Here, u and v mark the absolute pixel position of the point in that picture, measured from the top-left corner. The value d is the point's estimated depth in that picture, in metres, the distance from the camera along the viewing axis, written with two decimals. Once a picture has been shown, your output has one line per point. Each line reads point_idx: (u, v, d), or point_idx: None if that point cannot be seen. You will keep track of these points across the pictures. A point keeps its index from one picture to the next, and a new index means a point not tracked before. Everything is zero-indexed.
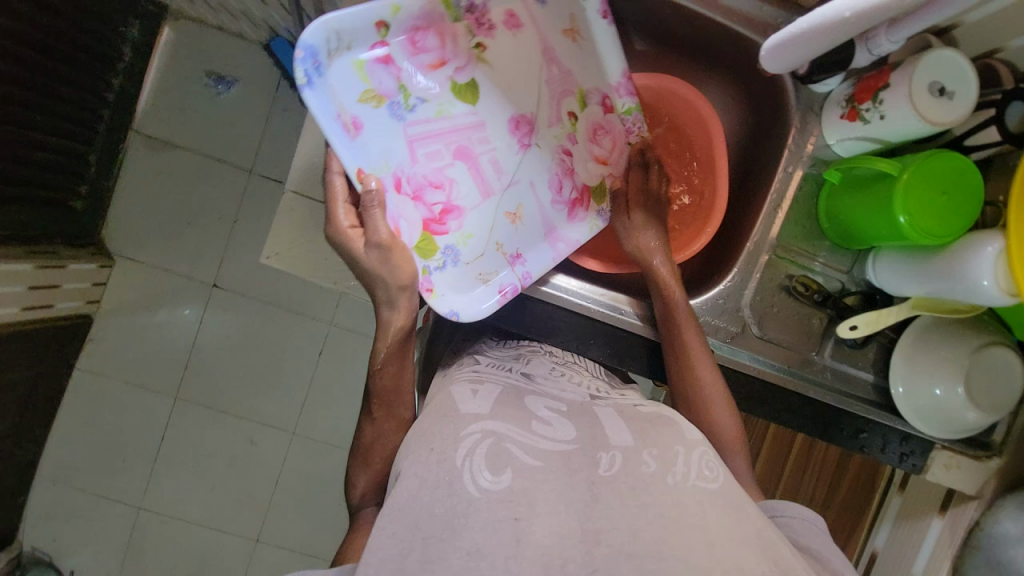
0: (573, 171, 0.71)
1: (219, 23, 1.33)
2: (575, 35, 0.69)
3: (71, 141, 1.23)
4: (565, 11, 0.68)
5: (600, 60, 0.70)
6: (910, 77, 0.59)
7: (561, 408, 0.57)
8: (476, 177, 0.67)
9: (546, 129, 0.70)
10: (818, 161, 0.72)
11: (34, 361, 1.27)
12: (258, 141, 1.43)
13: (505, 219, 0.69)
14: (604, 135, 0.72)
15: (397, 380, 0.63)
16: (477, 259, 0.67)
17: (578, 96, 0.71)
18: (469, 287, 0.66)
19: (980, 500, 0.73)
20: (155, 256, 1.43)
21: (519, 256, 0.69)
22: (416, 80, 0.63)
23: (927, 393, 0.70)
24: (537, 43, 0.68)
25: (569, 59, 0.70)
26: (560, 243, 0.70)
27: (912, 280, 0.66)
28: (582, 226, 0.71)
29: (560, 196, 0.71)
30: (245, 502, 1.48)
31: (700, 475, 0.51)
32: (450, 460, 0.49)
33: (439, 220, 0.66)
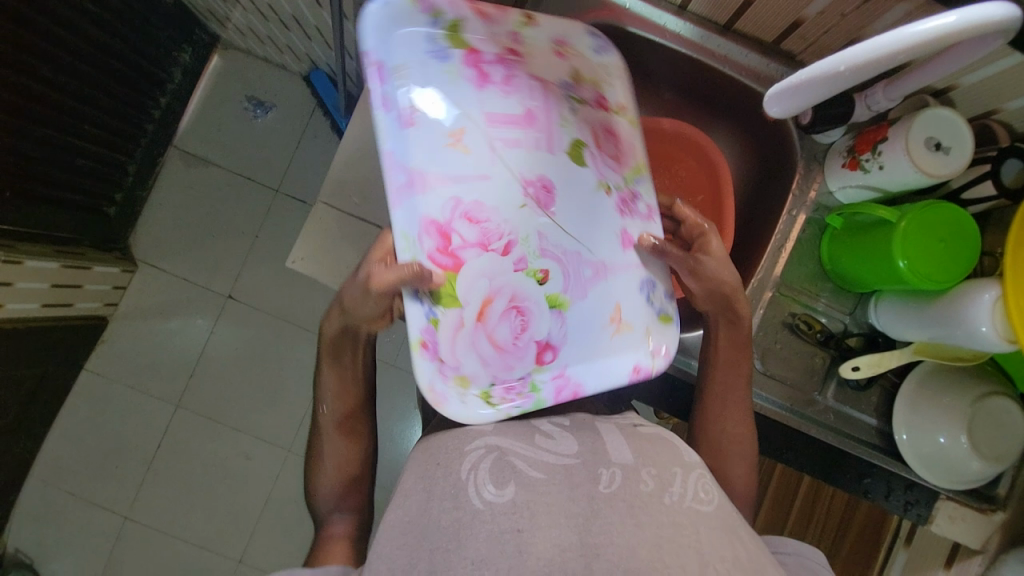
0: (467, 257, 0.56)
1: (264, 53, 1.44)
2: (614, 313, 0.62)
3: (113, 151, 1.31)
4: (636, 314, 0.63)
5: (602, 358, 0.61)
6: (907, 130, 0.63)
7: (564, 423, 0.59)
8: (494, 97, 0.59)
9: (539, 222, 0.59)
10: (821, 207, 0.76)
11: (46, 358, 1.29)
12: (288, 163, 1.51)
13: (449, 127, 0.56)
14: (502, 335, 0.57)
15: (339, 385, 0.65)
16: (442, 70, 0.57)
17: (556, 298, 0.59)
18: (418, 44, 0.56)
19: (984, 554, 0.73)
20: (177, 265, 1.49)
21: (410, 121, 0.54)
22: (592, 121, 0.64)
23: (931, 441, 0.70)
24: (607, 275, 0.62)
25: (590, 308, 0.60)
26: (407, 175, 0.53)
27: (914, 325, 0.67)
28: (413, 227, 0.53)
29: (463, 199, 0.56)
30: (233, 520, 1.45)
31: (694, 496, 0.52)
32: (455, 473, 0.51)
33: (471, 62, 0.59)
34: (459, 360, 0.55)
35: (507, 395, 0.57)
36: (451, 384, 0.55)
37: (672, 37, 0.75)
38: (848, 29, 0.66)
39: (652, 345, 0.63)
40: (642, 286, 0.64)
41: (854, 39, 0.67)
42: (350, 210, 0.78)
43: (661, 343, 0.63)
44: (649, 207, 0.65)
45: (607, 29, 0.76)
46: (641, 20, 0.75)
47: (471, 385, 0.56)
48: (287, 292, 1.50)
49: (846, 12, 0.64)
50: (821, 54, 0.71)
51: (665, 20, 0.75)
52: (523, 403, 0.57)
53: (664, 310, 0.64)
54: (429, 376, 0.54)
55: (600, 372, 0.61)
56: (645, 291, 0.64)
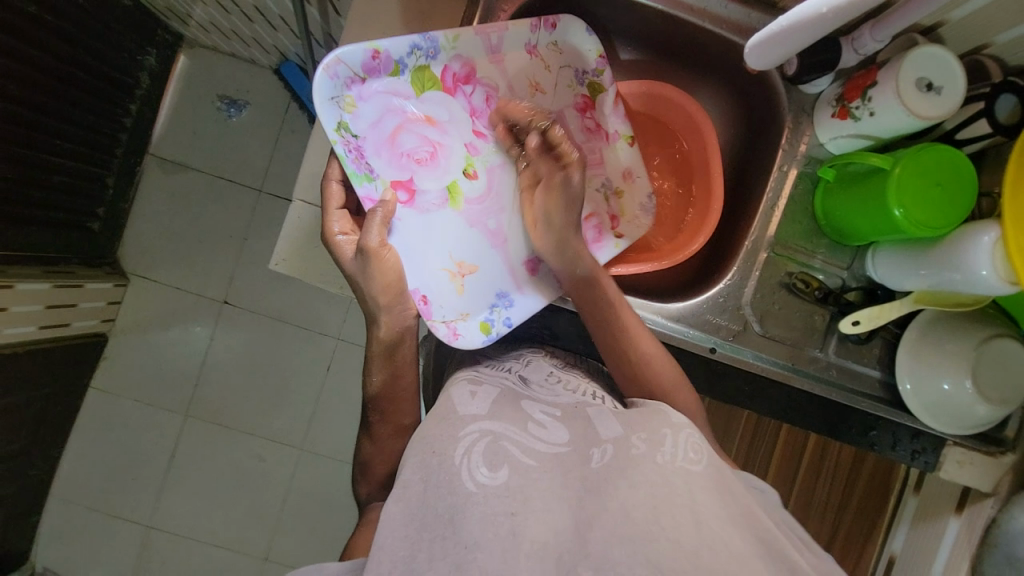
0: (456, 98, 0.70)
1: (231, 49, 1.39)
2: (469, 265, 0.72)
3: (88, 164, 1.28)
4: (476, 288, 0.72)
5: (433, 272, 0.70)
6: (897, 73, 0.60)
7: (556, 412, 0.57)
8: (574, 126, 0.75)
9: (504, 151, 0.72)
10: (812, 160, 0.73)
11: (48, 380, 1.29)
12: (268, 161, 1.47)
13: (535, 85, 0.73)
14: (402, 142, 0.67)
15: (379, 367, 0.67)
16: (572, 82, 0.74)
17: (450, 191, 0.71)
18: (583, 60, 0.73)
19: (995, 496, 0.72)
20: (168, 274, 1.47)
21: (531, 49, 0.71)
22: (590, 211, 0.75)
23: (935, 389, 0.69)
24: (490, 248, 0.72)
25: (456, 241, 0.71)
26: (496, 39, 0.69)
27: (913, 274, 0.66)
28: (466, 44, 0.67)
29: (502, 94, 0.71)
30: (254, 520, 1.47)
31: (686, 455, 0.51)
32: (449, 459, 0.50)
33: (584, 107, 0.75)
34: (366, 98, 0.65)
35: (357, 152, 0.65)
36: (348, 94, 0.64)
37: None
38: None
39: (463, 320, 0.71)
40: (497, 293, 0.72)
41: None
42: None
43: (466, 329, 0.70)
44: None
45: None
46: None
47: (351, 119, 0.65)
48: (281, 292, 1.48)
49: None
50: None
51: None
52: (353, 166, 0.65)
53: (491, 321, 0.71)
54: (358, 69, 0.64)
55: (413, 264, 0.69)
56: (494, 297, 0.72)
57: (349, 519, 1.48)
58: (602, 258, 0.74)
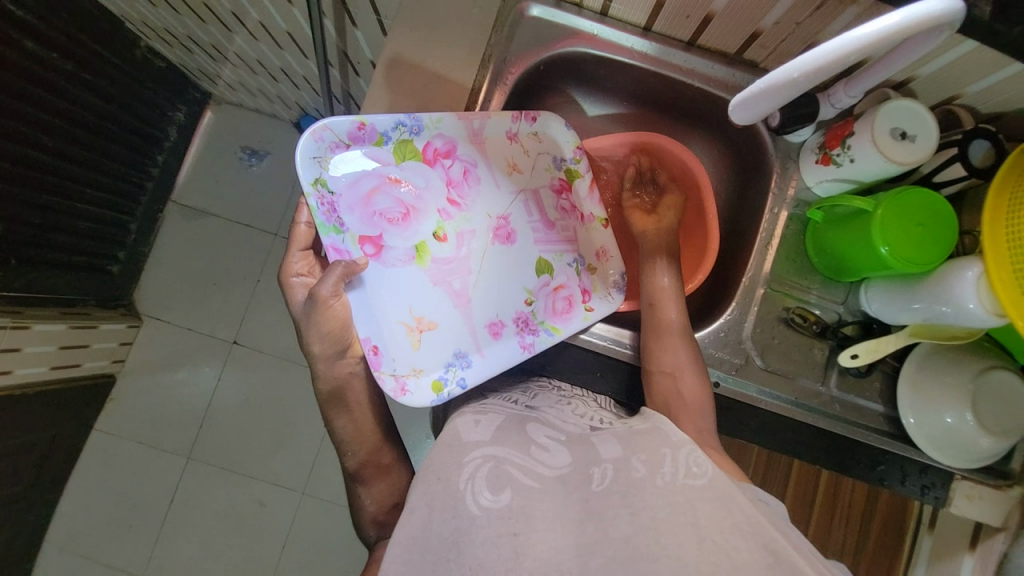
0: (435, 168, 0.72)
1: (255, 105, 1.50)
2: (428, 322, 0.70)
3: (113, 211, 1.35)
4: (435, 345, 0.70)
5: (389, 323, 0.69)
6: (871, 124, 0.66)
7: (561, 437, 0.59)
8: (548, 204, 0.79)
9: (476, 219, 0.74)
10: (800, 203, 0.78)
11: (54, 420, 1.30)
12: (284, 208, 1.55)
13: (513, 165, 0.77)
14: (376, 202, 0.69)
15: (358, 428, 0.71)
16: (549, 166, 0.79)
17: (420, 249, 0.71)
18: (561, 151, 0.79)
19: (1006, 531, 0.71)
20: (181, 316, 1.51)
21: (513, 135, 0.76)
22: (557, 283, 0.77)
23: (939, 422, 0.70)
24: (453, 308, 0.72)
25: (418, 296, 0.71)
26: (479, 123, 0.72)
27: (904, 309, 0.69)
28: (451, 124, 0.71)
29: (479, 167, 0.75)
30: (250, 570, 1.43)
31: (687, 472, 0.51)
32: (453, 484, 0.51)
33: (559, 187, 0.80)
34: (348, 163, 0.67)
35: (329, 205, 0.65)
36: (330, 155, 0.66)
37: (640, 57, 0.79)
38: (805, 34, 0.68)
39: (414, 376, 0.69)
40: (455, 353, 0.71)
41: (811, 44, 0.70)
42: None
43: (421, 386, 0.68)
44: (533, 346, 0.73)
45: (578, 55, 0.80)
46: (608, 44, 0.79)
47: (328, 177, 0.66)
48: (291, 333, 1.51)
49: (800, 20, 0.66)
50: (783, 59, 0.74)
51: (632, 42, 0.79)
52: (322, 218, 0.64)
53: (445, 380, 0.70)
54: (342, 134, 0.66)
55: (369, 312, 0.67)
56: (451, 356, 0.71)
57: (348, 569, 1.43)
58: (570, 328, 0.75)
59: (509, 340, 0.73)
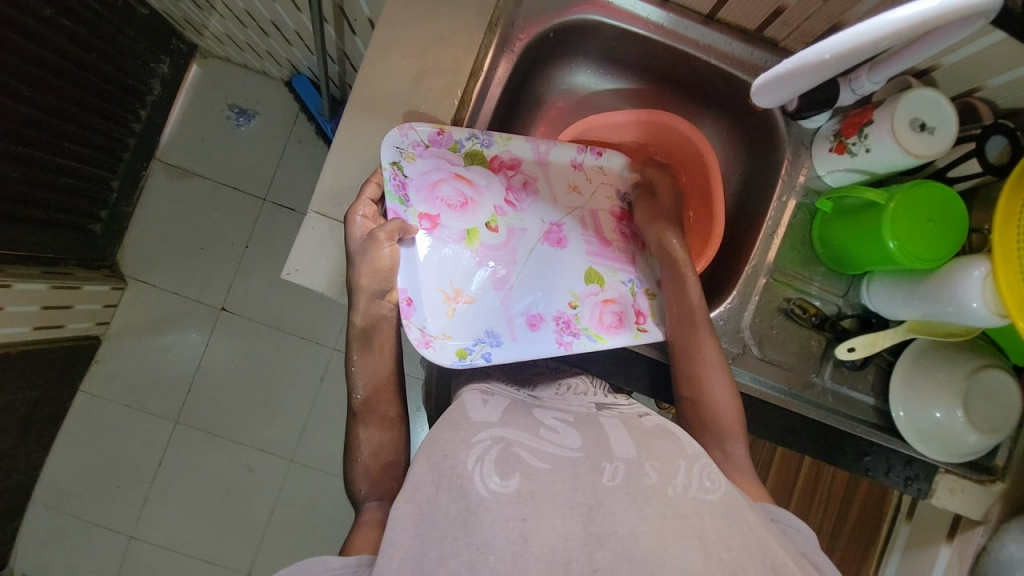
0: (499, 176, 0.72)
1: (244, 61, 1.42)
2: (467, 296, 0.67)
3: (94, 167, 1.29)
4: (467, 323, 0.66)
5: (425, 281, 0.65)
6: (892, 113, 0.64)
7: (568, 418, 0.60)
8: (605, 225, 0.77)
9: (530, 222, 0.72)
10: (810, 192, 0.76)
11: (38, 381, 1.28)
12: (273, 172, 1.49)
13: (574, 189, 0.76)
14: (441, 192, 0.68)
15: (375, 375, 0.66)
16: (610, 195, 0.79)
17: (471, 233, 0.69)
18: (622, 184, 0.80)
19: (986, 525, 0.74)
20: (167, 279, 1.47)
21: (578, 164, 0.77)
22: (608, 300, 0.72)
23: (928, 416, 0.71)
24: (493, 292, 0.68)
25: (462, 270, 0.67)
26: (542, 147, 0.74)
27: (905, 303, 0.68)
28: (521, 145, 0.72)
29: (540, 184, 0.74)
30: (239, 532, 1.45)
31: (701, 485, 0.52)
32: (461, 463, 0.51)
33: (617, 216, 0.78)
34: (426, 157, 0.67)
35: (400, 182, 0.65)
36: (411, 150, 0.66)
37: (655, 29, 0.75)
38: (830, 13, 0.65)
39: (442, 339, 0.63)
40: (487, 331, 0.66)
41: (835, 25, 0.66)
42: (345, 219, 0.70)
43: (444, 346, 0.63)
44: (571, 346, 0.67)
45: (590, 24, 0.76)
46: (623, 13, 0.75)
47: (405, 163, 0.66)
48: (280, 301, 1.49)
49: None
50: (805, 39, 0.71)
51: (648, 12, 0.75)
52: (391, 187, 0.65)
53: (471, 350, 0.64)
54: (422, 136, 0.67)
55: (412, 271, 0.65)
56: (482, 333, 0.65)
57: (337, 534, 1.46)
58: (616, 340, 0.70)
59: (546, 334, 0.68)
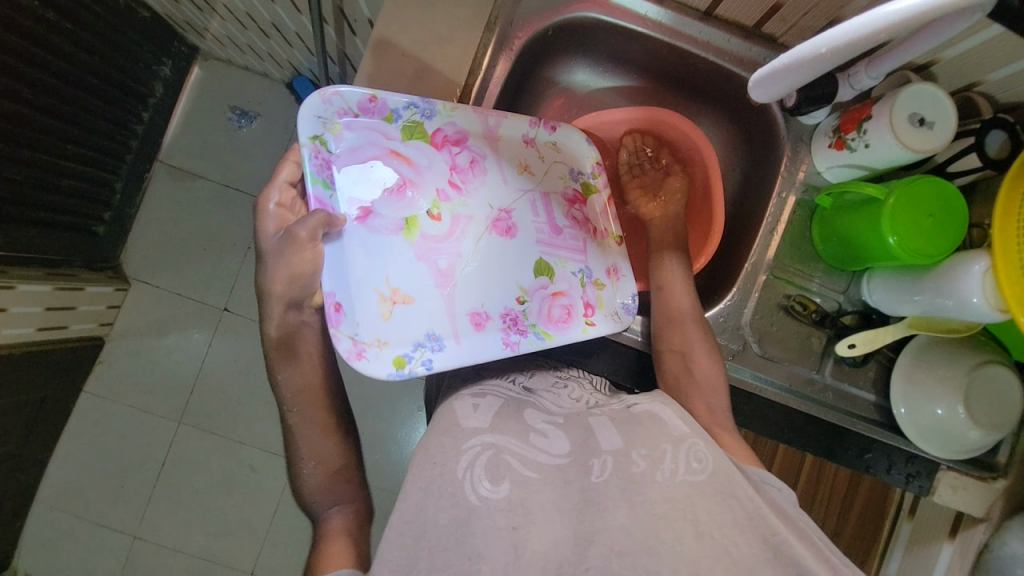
0: (442, 153, 0.68)
1: (245, 63, 1.43)
2: (404, 295, 0.63)
3: (97, 169, 1.30)
4: (410, 319, 0.63)
5: (360, 278, 0.61)
6: (890, 108, 0.63)
7: (558, 421, 0.59)
8: (558, 210, 0.75)
9: (478, 204, 0.70)
10: (809, 187, 0.76)
11: (42, 382, 1.28)
12: (275, 173, 1.50)
13: (524, 168, 0.74)
14: (377, 172, 0.64)
15: (305, 382, 0.66)
16: (564, 176, 0.77)
17: (410, 222, 0.65)
18: (579, 164, 0.78)
19: (988, 522, 0.73)
20: (169, 281, 1.48)
21: (530, 140, 0.74)
22: (558, 291, 0.71)
23: (929, 413, 0.71)
24: (434, 286, 0.65)
25: (398, 265, 0.64)
26: (491, 119, 0.70)
27: (905, 300, 0.68)
28: (466, 114, 0.69)
29: (488, 161, 0.71)
30: (242, 533, 1.45)
31: (688, 468, 0.52)
32: (451, 472, 0.50)
33: (573, 199, 0.77)
34: (355, 130, 0.63)
35: (324, 160, 0.61)
36: (337, 120, 0.62)
37: (653, 27, 0.75)
38: (829, 9, 0.65)
39: (378, 348, 0.60)
40: (428, 334, 0.63)
41: (833, 20, 0.66)
42: None
43: (381, 360, 0.59)
44: (518, 345, 0.66)
45: (588, 21, 0.76)
46: (621, 11, 0.75)
47: (330, 137, 0.61)
48: None
49: None
50: (803, 35, 0.71)
51: (646, 9, 0.75)
52: (313, 169, 0.60)
53: (410, 357, 0.61)
54: (350, 102, 0.62)
55: (341, 267, 0.59)
56: (423, 337, 0.63)
57: None
58: (564, 336, 0.69)
59: (491, 334, 0.66)
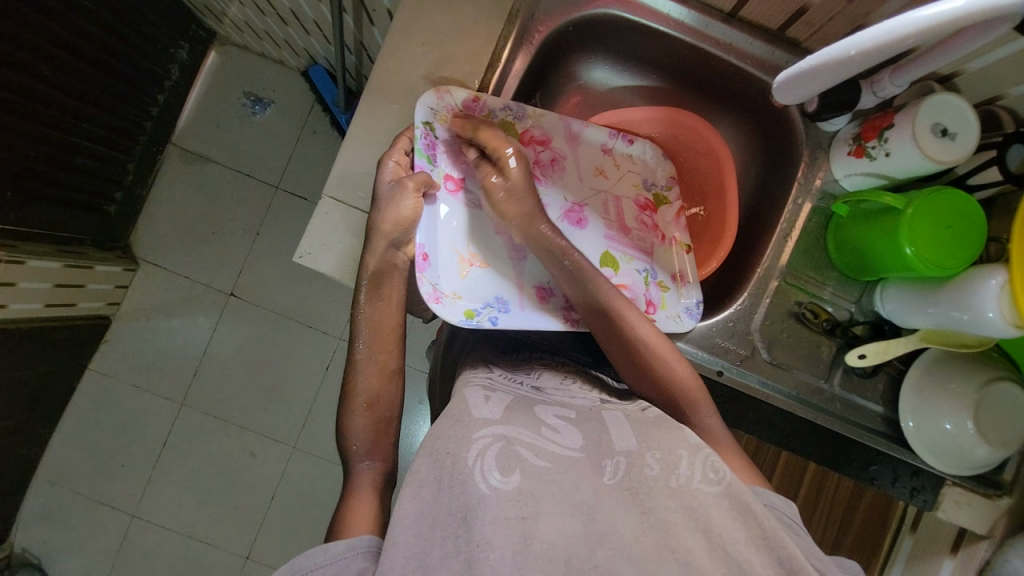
0: (528, 150, 0.74)
1: (262, 49, 1.43)
2: (481, 260, 0.69)
3: (111, 149, 1.31)
4: (484, 285, 0.68)
5: (443, 237, 0.68)
6: (913, 117, 0.63)
7: (570, 415, 0.59)
8: (628, 211, 0.79)
9: (552, 195, 0.75)
10: (826, 195, 0.76)
11: (47, 358, 1.29)
12: (287, 160, 1.50)
13: (600, 172, 0.78)
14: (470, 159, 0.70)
15: (378, 321, 0.65)
16: (637, 184, 0.80)
17: None
18: (651, 175, 0.81)
19: (991, 540, 0.73)
20: (178, 263, 1.48)
21: (609, 150, 0.79)
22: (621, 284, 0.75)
23: (937, 427, 0.70)
24: (508, 261, 0.70)
25: (478, 235, 0.70)
26: (575, 126, 0.76)
27: (920, 312, 0.67)
28: (554, 120, 0.74)
29: (568, 162, 0.76)
30: (240, 516, 1.46)
31: (703, 477, 0.52)
32: (462, 460, 0.51)
33: (644, 205, 0.80)
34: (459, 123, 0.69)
35: (431, 141, 0.68)
36: (444, 112, 0.68)
37: (676, 27, 0.75)
38: (854, 15, 0.64)
39: (453, 299, 0.66)
40: (498, 297, 0.68)
41: (859, 26, 0.65)
42: (357, 204, 0.70)
43: (455, 308, 0.65)
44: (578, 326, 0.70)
45: (611, 19, 0.76)
46: (644, 10, 0.75)
47: (438, 125, 0.68)
48: (288, 289, 1.50)
49: None
50: (827, 40, 0.70)
51: (669, 9, 0.75)
52: (420, 146, 0.67)
53: (478, 312, 0.67)
54: (456, 101, 0.68)
55: (432, 227, 0.68)
56: (492, 299, 0.68)
57: None
58: None
59: (555, 310, 0.70)
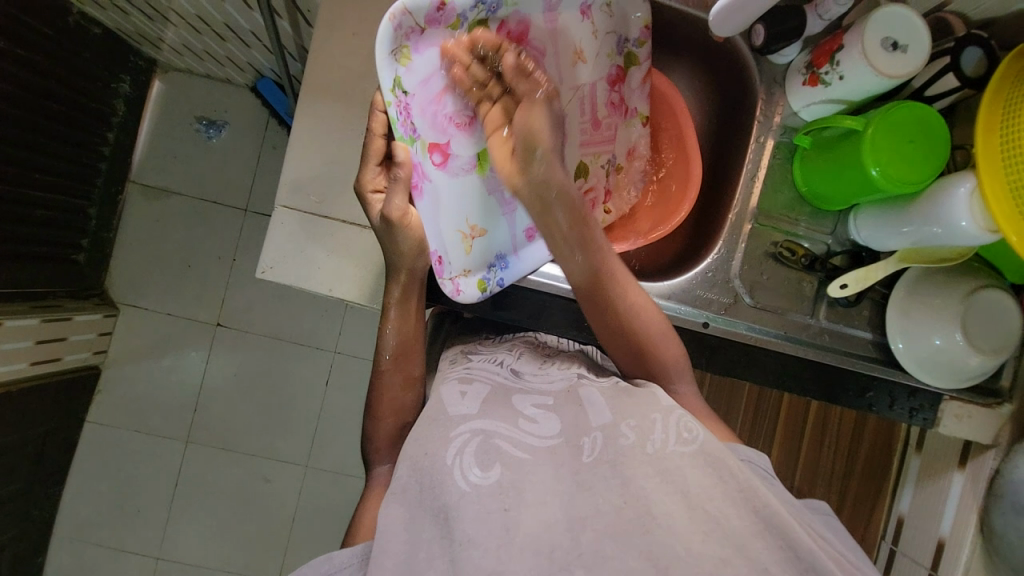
0: None
1: (206, 71, 1.39)
2: (480, 229, 0.66)
3: (70, 197, 1.27)
4: (481, 252, 0.66)
5: (439, 220, 0.64)
6: (862, 35, 0.62)
7: (549, 403, 0.58)
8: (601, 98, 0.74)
9: None
10: (788, 129, 0.74)
11: (44, 416, 1.28)
12: (251, 180, 1.47)
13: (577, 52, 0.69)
14: (446, 103, 0.61)
15: (406, 337, 0.67)
16: (612, 50, 0.72)
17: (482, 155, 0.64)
18: (625, 29, 0.72)
19: (996, 448, 0.73)
20: (159, 301, 1.46)
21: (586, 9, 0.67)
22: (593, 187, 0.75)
23: (927, 342, 0.70)
24: (502, 215, 0.66)
25: (473, 203, 0.65)
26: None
27: (895, 233, 0.66)
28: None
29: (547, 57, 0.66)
30: (264, 541, 1.45)
31: (678, 438, 0.50)
32: (441, 460, 0.52)
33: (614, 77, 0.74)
34: (423, 51, 0.58)
35: (407, 113, 0.60)
36: (406, 43, 0.57)
37: None
38: None
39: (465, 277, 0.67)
40: (496, 254, 0.67)
41: None
42: (312, 209, 0.74)
43: (467, 286, 0.66)
44: None
45: None
46: None
47: (403, 71, 0.58)
48: (275, 309, 1.48)
49: None
50: None
51: None
52: (399, 127, 0.60)
53: (488, 278, 0.67)
54: (419, 19, 0.56)
55: (429, 218, 0.64)
56: (493, 259, 0.67)
57: None
58: None
59: None
